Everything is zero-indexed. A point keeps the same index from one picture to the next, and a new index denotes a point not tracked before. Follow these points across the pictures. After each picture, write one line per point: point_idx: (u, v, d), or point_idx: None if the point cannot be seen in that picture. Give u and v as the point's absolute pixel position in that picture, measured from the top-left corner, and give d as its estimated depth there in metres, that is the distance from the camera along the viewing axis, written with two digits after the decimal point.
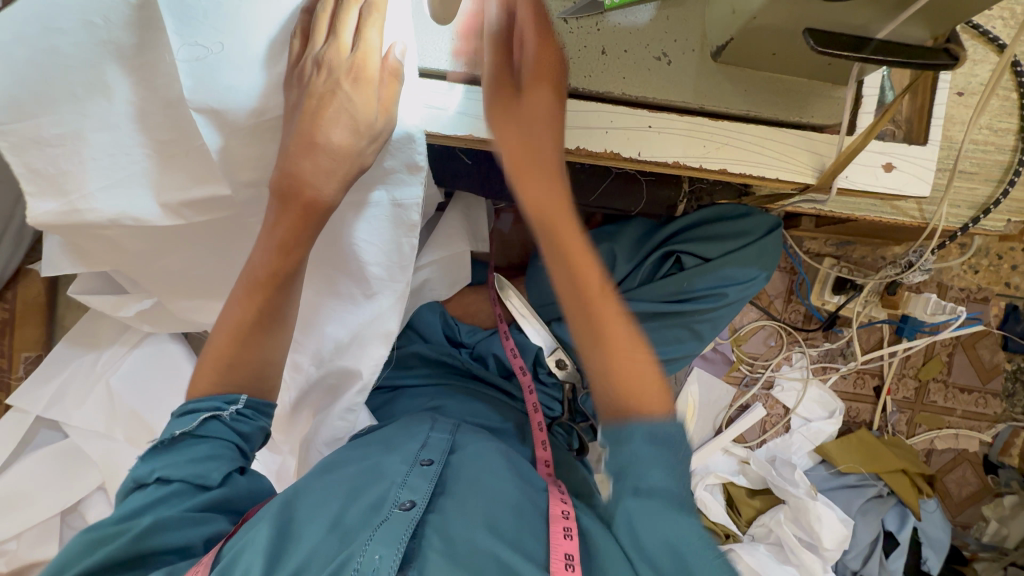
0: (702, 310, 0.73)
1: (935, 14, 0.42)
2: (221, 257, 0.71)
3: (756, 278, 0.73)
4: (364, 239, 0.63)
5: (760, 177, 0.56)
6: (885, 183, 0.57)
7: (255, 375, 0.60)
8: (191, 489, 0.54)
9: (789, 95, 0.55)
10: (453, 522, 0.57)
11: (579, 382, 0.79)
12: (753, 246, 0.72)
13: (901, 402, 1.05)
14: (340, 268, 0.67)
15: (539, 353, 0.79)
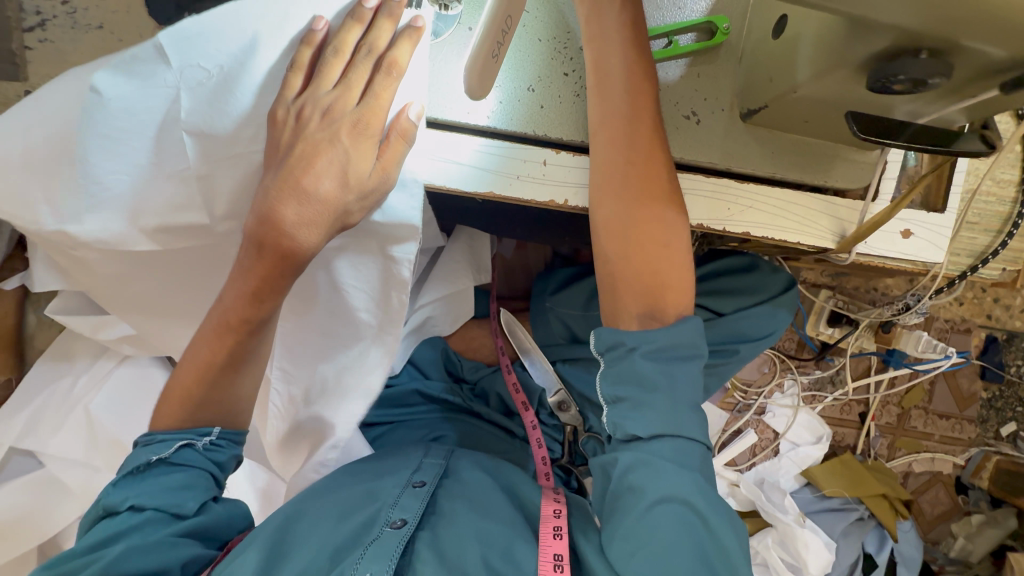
0: (711, 364, 0.70)
1: (977, 107, 0.40)
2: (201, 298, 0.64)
3: (772, 333, 0.71)
4: (356, 286, 0.59)
5: (781, 241, 0.55)
6: (902, 249, 0.57)
7: (226, 413, 0.56)
8: (165, 519, 0.51)
9: (814, 158, 0.54)
10: (443, 536, 0.56)
11: (581, 425, 0.74)
12: (766, 304, 0.71)
13: (884, 427, 1.09)
14: (323, 307, 0.62)
15: (542, 394, 0.76)
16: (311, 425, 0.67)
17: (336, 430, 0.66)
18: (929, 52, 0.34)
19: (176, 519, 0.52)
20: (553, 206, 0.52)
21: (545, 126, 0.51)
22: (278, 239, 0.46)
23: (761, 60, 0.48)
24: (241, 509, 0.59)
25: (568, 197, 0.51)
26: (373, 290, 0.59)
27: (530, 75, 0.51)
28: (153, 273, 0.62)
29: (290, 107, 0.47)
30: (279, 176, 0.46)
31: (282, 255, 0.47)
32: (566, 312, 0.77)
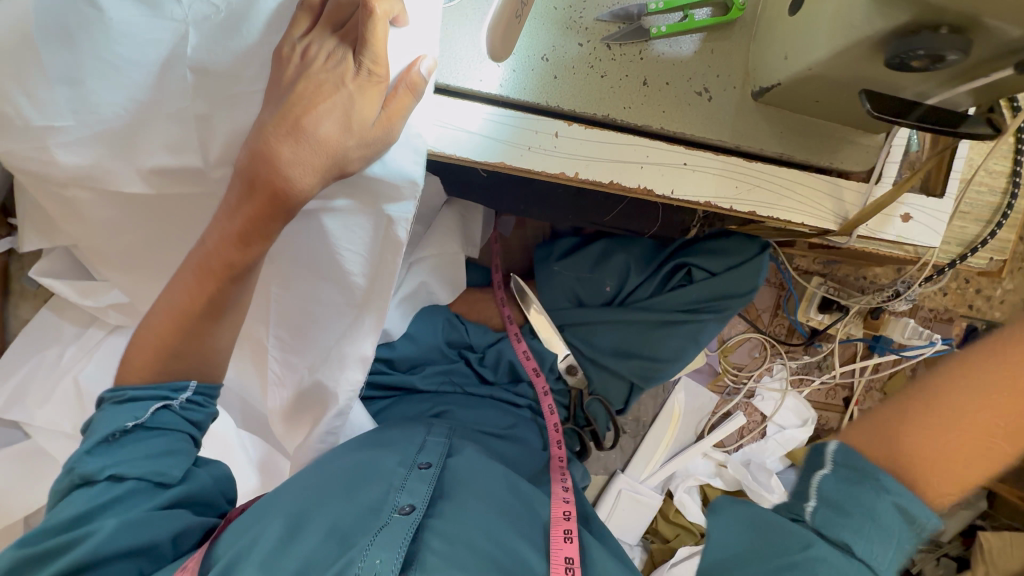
0: (708, 322, 0.79)
1: (986, 91, 0.41)
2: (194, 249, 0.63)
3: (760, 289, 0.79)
4: (346, 243, 0.56)
5: (786, 222, 0.56)
6: (901, 233, 0.58)
7: (203, 363, 0.56)
8: (150, 487, 0.51)
9: (822, 139, 0.54)
10: (453, 523, 0.56)
11: (586, 387, 0.84)
12: (756, 262, 0.77)
13: (867, 412, 1.12)
14: (313, 265, 0.60)
15: (552, 360, 0.82)
16: (308, 393, 0.66)
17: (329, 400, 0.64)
18: (949, 28, 0.34)
19: (160, 488, 0.51)
20: (563, 179, 0.52)
21: (557, 97, 0.50)
22: (272, 176, 0.45)
23: (777, 38, 0.48)
24: (222, 471, 0.59)
25: (578, 171, 0.51)
26: (364, 248, 0.57)
27: (544, 43, 0.50)
28: (151, 224, 0.61)
29: (296, 45, 0.46)
30: (282, 122, 0.45)
31: (274, 195, 0.46)
32: (572, 276, 0.82)
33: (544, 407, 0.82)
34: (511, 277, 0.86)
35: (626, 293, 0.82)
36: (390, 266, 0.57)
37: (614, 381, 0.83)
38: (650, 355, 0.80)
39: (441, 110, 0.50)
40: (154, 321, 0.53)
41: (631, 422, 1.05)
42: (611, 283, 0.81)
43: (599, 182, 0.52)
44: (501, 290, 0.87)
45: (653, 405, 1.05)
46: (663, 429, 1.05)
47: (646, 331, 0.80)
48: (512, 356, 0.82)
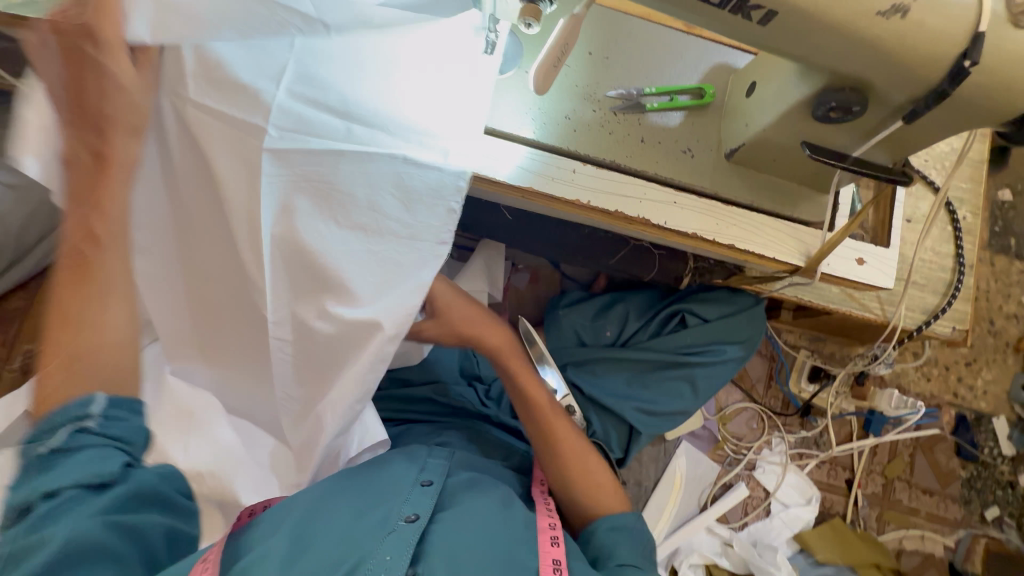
0: (701, 365, 0.87)
1: (893, 144, 0.56)
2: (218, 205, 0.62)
3: (749, 339, 0.88)
4: (393, 185, 0.53)
5: (760, 255, 0.68)
6: (859, 274, 0.69)
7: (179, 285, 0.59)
8: (83, 493, 0.43)
9: (783, 194, 0.69)
10: (455, 529, 0.59)
11: (585, 429, 0.86)
12: (744, 314, 0.87)
13: (871, 497, 1.10)
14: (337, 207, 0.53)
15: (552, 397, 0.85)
16: (317, 364, 0.56)
17: (355, 359, 0.55)
18: (851, 89, 0.50)
19: (98, 490, 0.44)
20: (577, 205, 0.65)
21: (575, 145, 0.66)
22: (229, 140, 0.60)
23: (740, 113, 0.65)
24: (171, 470, 0.52)
25: (590, 199, 0.65)
26: (408, 198, 0.54)
27: (567, 107, 0.67)
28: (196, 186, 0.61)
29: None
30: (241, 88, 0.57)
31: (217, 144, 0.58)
32: (578, 321, 0.92)
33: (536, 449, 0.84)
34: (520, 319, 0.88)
35: (626, 338, 0.91)
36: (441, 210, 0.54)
37: (614, 424, 0.88)
38: (648, 397, 0.87)
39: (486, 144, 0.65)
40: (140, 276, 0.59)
41: (634, 484, 1.02)
42: (612, 328, 0.92)
43: (607, 209, 0.65)
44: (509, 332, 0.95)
45: (654, 468, 1.04)
46: (664, 497, 1.03)
47: (647, 372, 0.88)
48: None
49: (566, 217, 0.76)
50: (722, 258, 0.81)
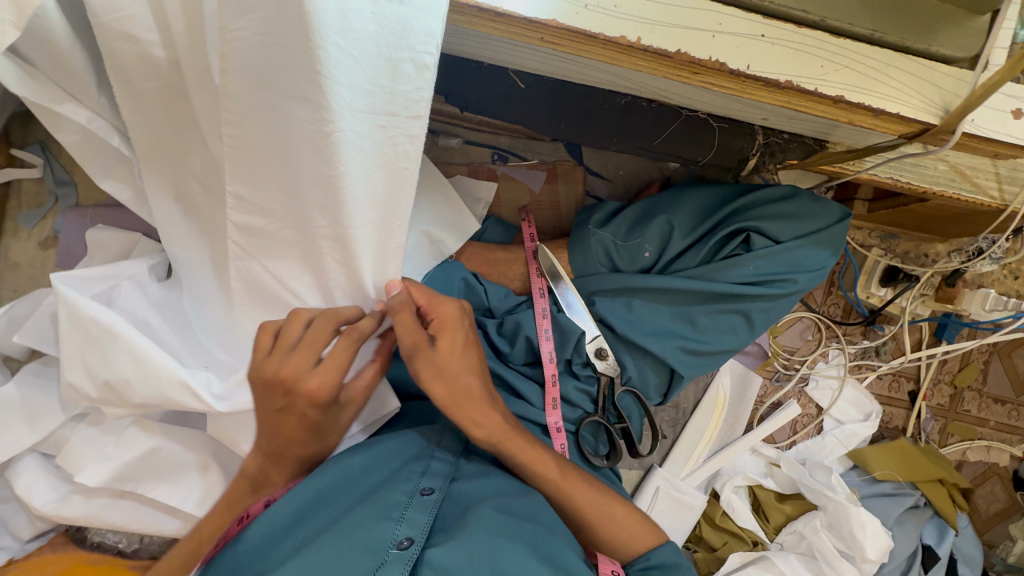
0: (765, 296, 0.70)
1: None
2: (167, 119, 0.58)
3: (823, 266, 0.71)
4: (331, 38, 0.42)
5: (877, 113, 0.49)
6: (1013, 131, 0.49)
7: (178, 169, 0.61)
8: None
9: (916, 17, 0.48)
10: (453, 560, 0.49)
11: (618, 376, 0.72)
12: (824, 232, 0.70)
13: (936, 409, 0.99)
14: (271, 68, 0.46)
15: (580, 338, 0.71)
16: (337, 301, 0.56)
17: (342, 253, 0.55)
18: None
19: None
20: (622, 47, 0.45)
21: None
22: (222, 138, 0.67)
23: None
24: None
25: (641, 35, 0.44)
26: (360, 59, 0.45)
27: None
28: (151, 102, 0.57)
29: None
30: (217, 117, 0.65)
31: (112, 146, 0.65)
32: (609, 238, 0.74)
33: (551, 421, 0.72)
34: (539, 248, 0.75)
35: (668, 259, 0.73)
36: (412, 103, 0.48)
37: (650, 363, 0.73)
38: (695, 334, 0.72)
39: None
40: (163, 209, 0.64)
41: (668, 408, 0.92)
42: (651, 248, 0.73)
43: (665, 51, 0.45)
44: (534, 265, 0.76)
45: (694, 390, 0.93)
46: (706, 418, 0.93)
47: (694, 306, 0.71)
48: (530, 330, 0.72)
49: (596, 78, 0.57)
50: (799, 128, 0.62)
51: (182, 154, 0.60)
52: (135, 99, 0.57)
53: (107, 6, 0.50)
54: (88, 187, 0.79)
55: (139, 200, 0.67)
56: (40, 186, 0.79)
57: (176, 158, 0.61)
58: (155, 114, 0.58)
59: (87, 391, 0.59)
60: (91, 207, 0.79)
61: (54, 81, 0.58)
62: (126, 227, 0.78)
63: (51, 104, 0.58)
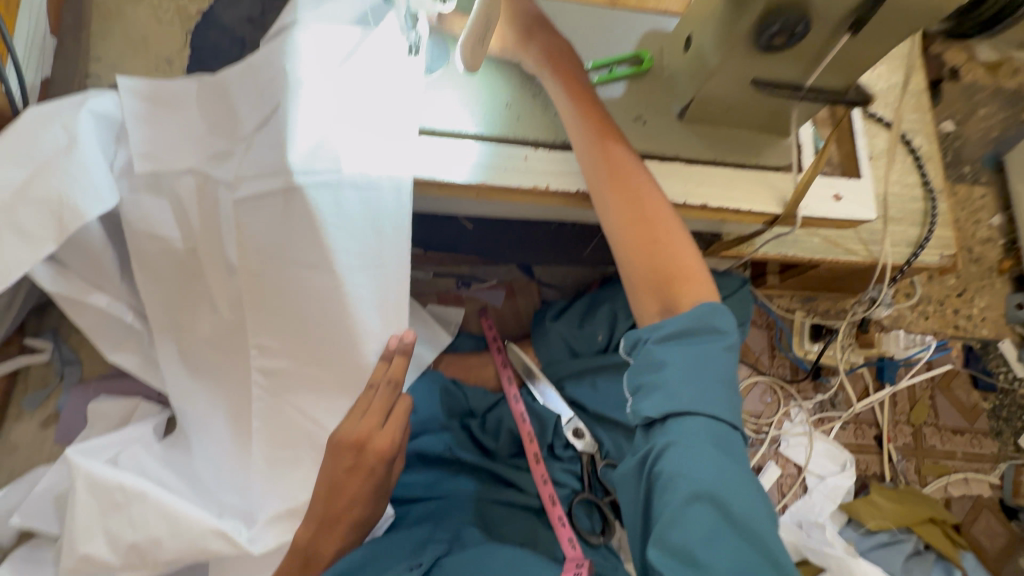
0: None
1: (843, 67, 0.54)
2: (178, 294, 0.70)
3: (744, 329, 0.83)
4: (331, 221, 0.59)
5: (737, 211, 0.65)
6: (839, 209, 0.66)
7: (187, 336, 0.71)
8: None
9: (745, 145, 0.66)
10: None
11: (597, 451, 0.78)
12: (735, 299, 0.84)
13: (904, 450, 1.05)
14: (280, 245, 0.61)
15: (558, 422, 0.79)
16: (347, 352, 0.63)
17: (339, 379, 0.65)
18: (787, 10, 0.48)
19: None
20: (537, 192, 0.61)
21: (519, 131, 0.62)
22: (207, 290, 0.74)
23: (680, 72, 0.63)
24: None
25: (549, 183, 0.60)
26: (349, 229, 0.60)
27: (504, 95, 0.63)
28: (167, 282, 0.69)
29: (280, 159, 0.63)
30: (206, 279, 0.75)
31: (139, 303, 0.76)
32: (565, 332, 0.85)
33: (544, 499, 0.75)
34: (511, 346, 0.86)
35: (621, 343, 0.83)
36: (391, 252, 0.61)
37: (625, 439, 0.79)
38: None
39: (429, 147, 0.59)
40: (173, 369, 0.72)
41: None
42: (603, 333, 0.83)
43: (569, 191, 0.61)
44: (507, 368, 0.86)
45: None
46: None
47: None
48: (512, 421, 0.80)
49: (522, 212, 0.72)
50: (697, 227, 0.78)
51: (192, 321, 0.71)
52: (153, 281, 0.69)
53: (139, 215, 0.65)
54: (93, 363, 0.87)
55: (147, 365, 0.75)
56: (46, 369, 0.85)
57: (187, 324, 0.71)
58: (167, 288, 0.69)
59: (98, 557, 0.63)
60: (94, 380, 0.85)
61: (80, 277, 0.69)
62: (126, 394, 0.84)
63: (78, 296, 0.68)
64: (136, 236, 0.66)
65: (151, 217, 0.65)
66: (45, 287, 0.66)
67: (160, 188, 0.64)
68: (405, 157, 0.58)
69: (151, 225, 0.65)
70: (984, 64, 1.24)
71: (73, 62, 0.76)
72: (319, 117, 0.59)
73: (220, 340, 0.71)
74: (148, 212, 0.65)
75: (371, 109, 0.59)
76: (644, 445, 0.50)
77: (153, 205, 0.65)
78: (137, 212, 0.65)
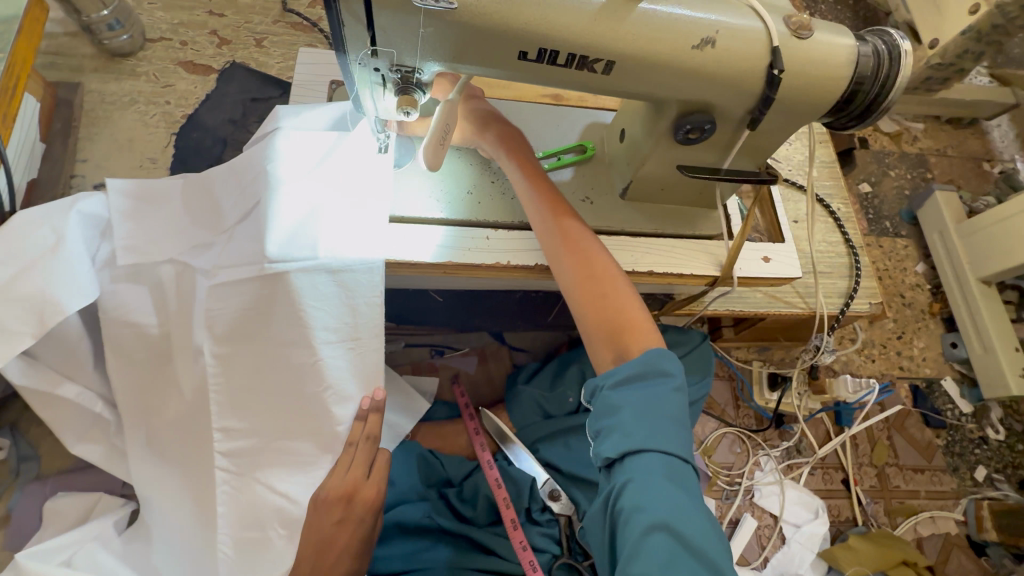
0: None
1: (751, 151, 0.64)
2: (150, 380, 0.71)
3: (704, 382, 0.88)
4: (308, 301, 0.64)
5: (680, 275, 0.72)
6: (769, 269, 0.74)
7: (157, 422, 0.71)
8: None
9: (681, 217, 0.75)
10: None
11: (574, 514, 0.78)
12: (693, 355, 0.89)
13: (872, 492, 1.09)
14: (258, 326, 0.65)
15: (534, 483, 0.80)
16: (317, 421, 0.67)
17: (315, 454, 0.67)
18: (697, 111, 0.57)
19: None
20: (499, 267, 0.67)
21: (480, 213, 0.68)
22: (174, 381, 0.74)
23: (618, 157, 0.72)
24: None
25: (509, 259, 0.67)
26: (326, 307, 0.64)
27: (467, 184, 0.70)
28: (139, 369, 0.70)
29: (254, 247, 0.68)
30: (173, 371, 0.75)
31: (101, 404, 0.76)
32: (536, 395, 0.87)
33: (526, 566, 0.74)
34: (484, 411, 0.89)
35: None
36: (365, 326, 0.65)
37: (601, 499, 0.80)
38: None
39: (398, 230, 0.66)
40: (142, 456, 0.71)
41: None
42: (573, 394, 0.86)
43: (528, 265, 0.67)
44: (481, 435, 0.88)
45: None
46: None
47: None
48: (488, 488, 0.80)
49: (487, 284, 0.78)
50: (650, 289, 0.85)
51: (162, 407, 0.71)
52: (125, 367, 0.70)
53: (116, 304, 0.67)
54: (52, 457, 0.84)
55: (113, 454, 0.74)
56: None
57: (157, 410, 0.71)
58: (139, 375, 0.70)
59: None
60: (53, 476, 0.82)
61: (51, 368, 0.70)
62: (87, 488, 0.81)
63: (47, 386, 0.69)
64: (111, 325, 0.68)
65: (128, 306, 0.67)
66: (13, 379, 0.67)
67: (139, 278, 0.67)
68: (376, 241, 0.64)
69: (129, 315, 0.68)
70: (887, 135, 1.43)
71: (57, 163, 0.80)
72: (297, 209, 0.65)
73: (186, 426, 0.70)
74: (126, 302, 0.67)
75: (345, 200, 0.65)
76: (607, 486, 0.53)
77: (131, 295, 0.67)
78: (115, 302, 0.67)
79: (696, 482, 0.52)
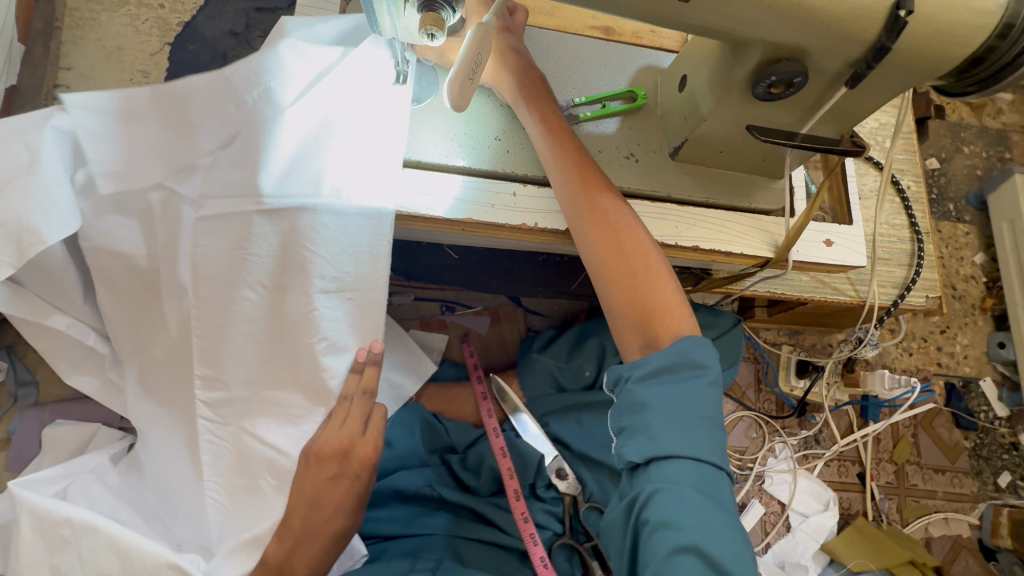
0: None
1: (839, 116, 0.53)
2: (142, 318, 0.66)
3: (732, 367, 0.82)
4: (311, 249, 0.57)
5: (728, 254, 0.63)
6: (829, 255, 0.65)
7: (148, 363, 0.67)
8: None
9: (737, 187, 0.65)
10: None
11: (580, 493, 0.75)
12: (724, 338, 0.82)
13: (886, 488, 1.05)
14: (252, 271, 0.58)
15: (540, 461, 0.76)
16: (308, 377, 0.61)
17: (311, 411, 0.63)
18: (787, 59, 0.46)
19: None
20: (526, 230, 0.59)
21: (507, 164, 0.59)
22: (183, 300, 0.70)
23: (672, 110, 0.61)
24: None
25: (537, 221, 0.59)
26: (329, 255, 0.58)
27: (494, 128, 0.60)
28: (130, 305, 0.65)
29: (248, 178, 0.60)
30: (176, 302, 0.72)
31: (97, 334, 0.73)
32: (550, 365, 0.82)
33: (526, 538, 0.72)
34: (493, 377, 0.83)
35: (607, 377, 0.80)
36: (370, 279, 0.59)
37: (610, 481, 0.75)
38: None
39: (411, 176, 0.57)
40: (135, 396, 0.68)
41: None
42: (590, 367, 0.80)
43: (558, 229, 0.59)
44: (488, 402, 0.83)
45: None
46: None
47: None
48: (492, 457, 0.77)
49: (509, 244, 0.70)
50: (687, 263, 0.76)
51: (153, 347, 0.66)
52: (116, 304, 0.65)
53: (103, 234, 0.61)
54: (50, 385, 0.82)
55: (108, 390, 0.71)
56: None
57: (149, 350, 0.67)
58: (130, 312, 0.66)
59: None
60: (51, 403, 0.80)
61: (39, 297, 0.65)
62: (85, 419, 0.79)
63: (33, 315, 0.65)
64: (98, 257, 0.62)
65: (114, 236, 0.62)
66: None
67: (126, 207, 0.61)
68: (386, 187, 0.56)
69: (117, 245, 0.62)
70: (968, 105, 1.26)
71: (40, 68, 0.72)
72: (299, 142, 0.57)
73: (173, 368, 0.66)
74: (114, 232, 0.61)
75: (354, 136, 0.57)
76: (630, 490, 0.48)
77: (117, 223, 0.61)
78: (100, 231, 0.61)
79: (727, 489, 0.47)
